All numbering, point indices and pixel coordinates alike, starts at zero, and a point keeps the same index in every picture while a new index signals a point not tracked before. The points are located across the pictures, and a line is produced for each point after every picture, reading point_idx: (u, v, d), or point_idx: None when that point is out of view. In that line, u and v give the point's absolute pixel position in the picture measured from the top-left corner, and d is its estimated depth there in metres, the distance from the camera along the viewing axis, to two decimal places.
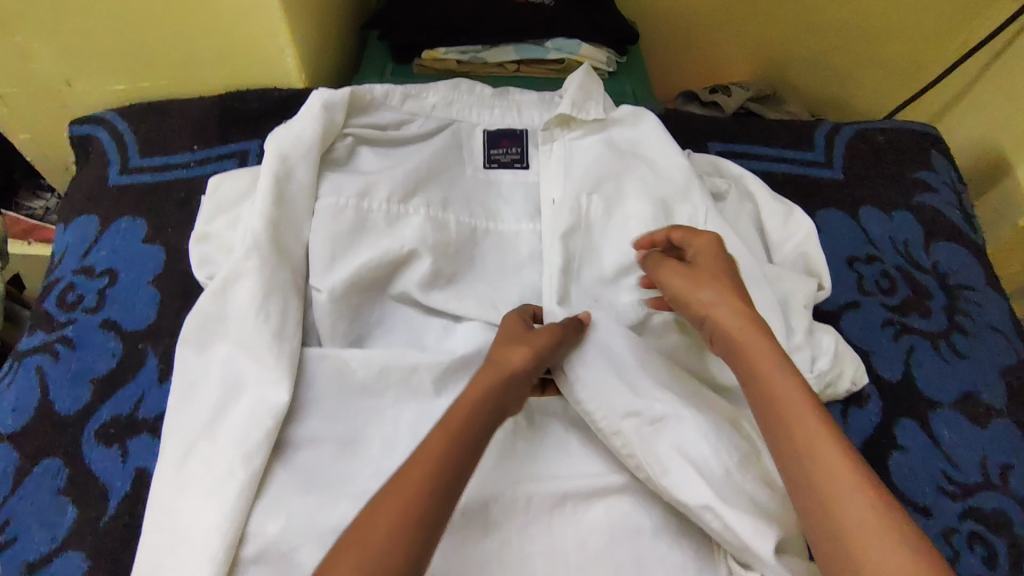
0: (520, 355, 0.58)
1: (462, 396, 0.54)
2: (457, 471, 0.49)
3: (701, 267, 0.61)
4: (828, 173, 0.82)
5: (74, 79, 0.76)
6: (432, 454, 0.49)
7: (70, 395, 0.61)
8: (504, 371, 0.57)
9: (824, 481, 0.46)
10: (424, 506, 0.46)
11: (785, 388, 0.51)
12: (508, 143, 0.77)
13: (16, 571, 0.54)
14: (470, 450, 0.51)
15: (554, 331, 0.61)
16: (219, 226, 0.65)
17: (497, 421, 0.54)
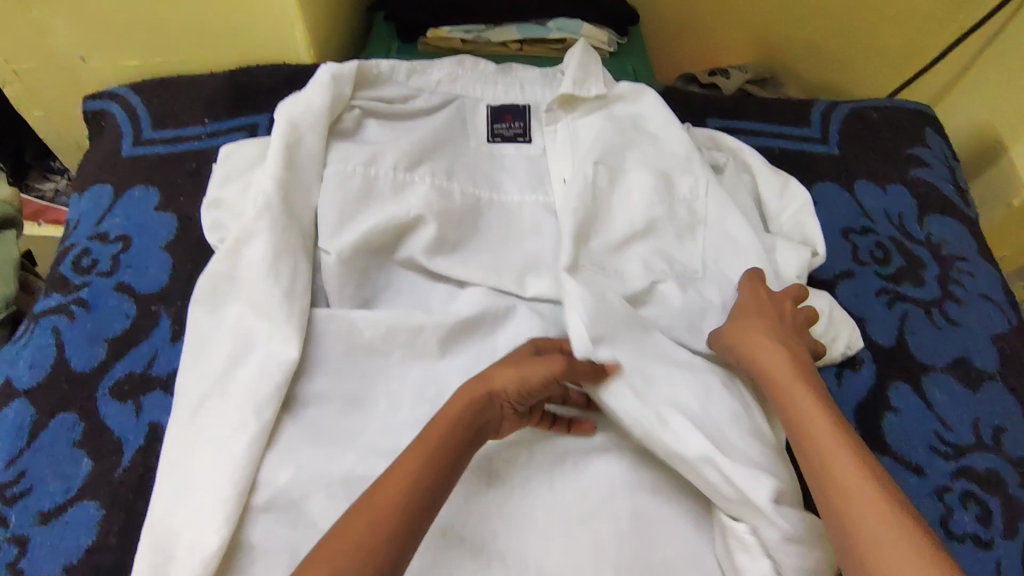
0: (506, 382, 0.55)
1: (439, 414, 0.53)
2: (430, 495, 0.49)
3: (738, 305, 0.64)
4: (824, 149, 0.84)
5: (88, 55, 0.78)
6: (406, 475, 0.49)
7: (85, 353, 0.63)
8: (482, 394, 0.54)
9: (849, 506, 0.49)
10: (396, 525, 0.47)
11: (810, 413, 0.55)
12: (511, 118, 0.79)
13: (31, 519, 0.55)
14: (441, 477, 0.50)
15: (555, 365, 0.56)
16: (231, 191, 0.67)
17: (469, 446, 0.53)
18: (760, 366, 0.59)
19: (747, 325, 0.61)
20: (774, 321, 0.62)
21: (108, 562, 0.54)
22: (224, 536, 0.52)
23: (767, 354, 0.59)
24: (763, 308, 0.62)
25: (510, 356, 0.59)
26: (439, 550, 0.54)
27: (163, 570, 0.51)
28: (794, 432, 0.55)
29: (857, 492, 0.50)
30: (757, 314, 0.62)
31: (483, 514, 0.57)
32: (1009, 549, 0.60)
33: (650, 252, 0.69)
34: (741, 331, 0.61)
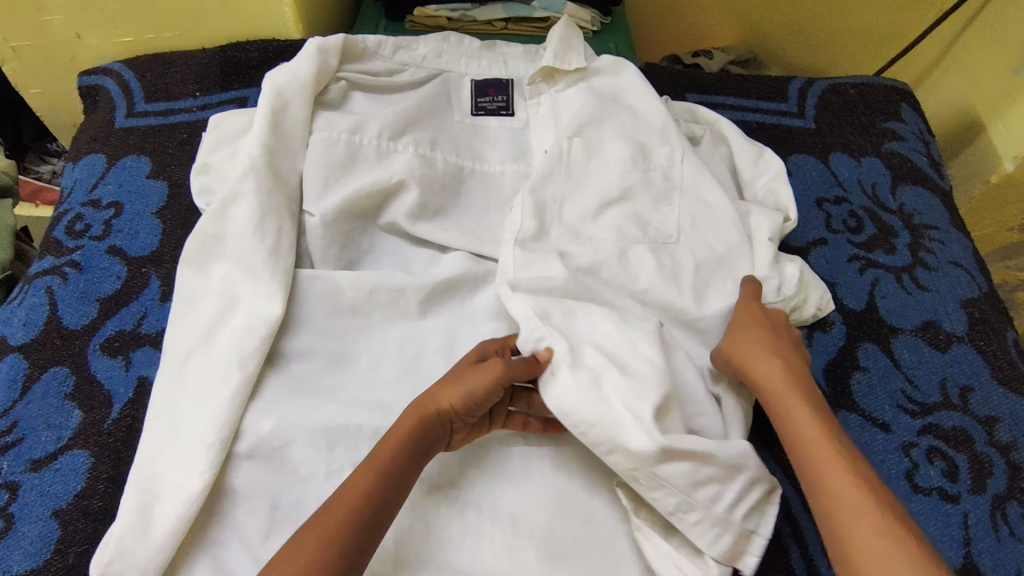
0: (449, 399, 0.55)
1: (391, 431, 0.53)
2: (378, 512, 0.50)
3: (734, 322, 0.63)
4: (800, 123, 0.87)
5: (84, 32, 0.80)
6: (357, 492, 0.49)
7: (77, 311, 0.65)
8: (428, 412, 0.54)
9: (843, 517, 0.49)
10: (344, 543, 0.47)
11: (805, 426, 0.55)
12: (494, 92, 0.81)
13: (22, 467, 0.57)
14: (393, 495, 0.51)
15: (493, 371, 0.55)
16: (219, 157, 0.69)
17: (418, 463, 0.53)
18: (755, 376, 0.58)
19: (742, 335, 0.61)
20: (767, 331, 0.61)
21: (97, 507, 0.56)
22: (208, 479, 0.54)
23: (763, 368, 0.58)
24: (756, 319, 0.62)
25: (451, 371, 0.58)
26: (417, 495, 0.56)
27: (148, 511, 0.53)
28: (791, 441, 0.55)
29: (851, 502, 0.49)
30: (752, 325, 0.62)
31: (458, 460, 0.59)
32: (976, 503, 0.62)
33: (626, 215, 0.70)
34: (735, 342, 0.61)
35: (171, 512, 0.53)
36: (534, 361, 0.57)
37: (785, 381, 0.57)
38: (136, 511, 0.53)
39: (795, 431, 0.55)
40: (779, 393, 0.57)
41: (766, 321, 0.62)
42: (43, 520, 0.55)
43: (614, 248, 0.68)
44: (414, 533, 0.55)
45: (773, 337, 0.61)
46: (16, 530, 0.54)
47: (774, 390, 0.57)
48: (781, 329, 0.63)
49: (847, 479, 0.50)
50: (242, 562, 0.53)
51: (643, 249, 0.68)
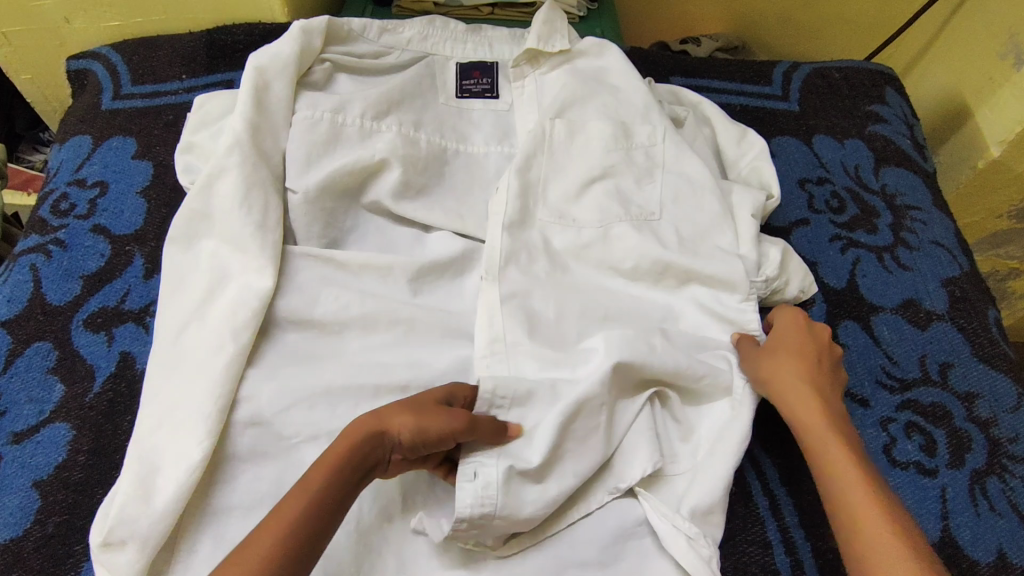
0: (402, 422, 0.51)
1: (330, 446, 0.50)
2: (310, 543, 0.46)
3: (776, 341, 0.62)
4: (784, 105, 0.87)
5: (72, 16, 0.81)
6: (283, 520, 0.46)
7: (61, 287, 0.66)
8: (371, 432, 0.51)
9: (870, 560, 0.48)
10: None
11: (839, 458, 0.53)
12: (479, 75, 0.82)
13: (4, 439, 0.58)
14: (324, 526, 0.47)
15: (456, 420, 0.52)
16: (203, 136, 0.70)
17: (353, 486, 0.49)
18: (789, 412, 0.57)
19: (774, 362, 0.60)
20: (801, 357, 0.60)
21: (77, 478, 0.57)
22: (207, 448, 0.54)
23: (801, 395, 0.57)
24: (792, 348, 0.61)
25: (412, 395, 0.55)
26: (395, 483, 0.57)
27: (146, 481, 0.53)
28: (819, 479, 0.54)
29: (881, 543, 0.48)
30: (793, 355, 0.60)
31: None
32: (954, 478, 0.62)
33: (609, 193, 0.70)
34: (772, 370, 0.59)
35: (171, 483, 0.53)
36: (500, 429, 0.55)
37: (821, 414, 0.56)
38: (129, 481, 0.53)
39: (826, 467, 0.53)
40: (813, 432, 0.56)
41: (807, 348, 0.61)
42: (24, 491, 0.56)
43: (596, 228, 0.69)
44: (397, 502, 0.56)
45: (812, 364, 0.60)
46: None
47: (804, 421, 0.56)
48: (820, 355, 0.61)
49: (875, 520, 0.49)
50: (238, 530, 0.54)
51: (626, 228, 0.68)
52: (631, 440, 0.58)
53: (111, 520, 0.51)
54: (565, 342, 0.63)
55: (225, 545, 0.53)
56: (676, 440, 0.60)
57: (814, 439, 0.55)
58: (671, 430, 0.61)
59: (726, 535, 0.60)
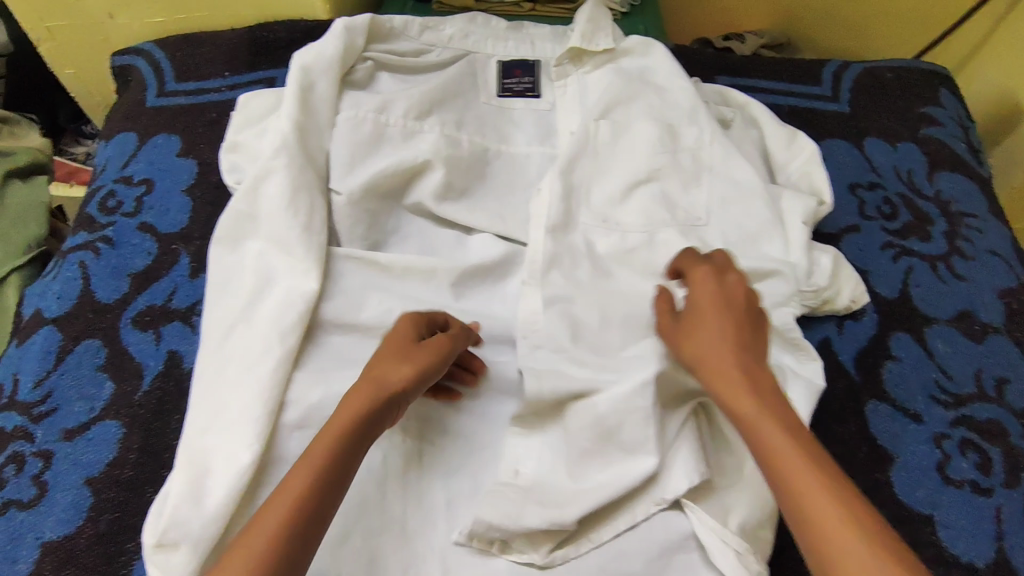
0: (395, 369, 0.53)
1: (334, 417, 0.50)
2: (319, 513, 0.47)
3: (695, 304, 0.55)
4: (835, 107, 0.84)
5: (116, 12, 0.81)
6: (291, 493, 0.46)
7: (110, 285, 0.67)
8: (380, 392, 0.51)
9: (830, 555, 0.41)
10: (281, 545, 0.44)
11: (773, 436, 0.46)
12: (520, 73, 0.81)
13: (56, 436, 0.59)
14: (320, 502, 0.46)
15: (440, 347, 0.55)
16: (248, 136, 0.70)
17: (363, 448, 0.50)
18: (716, 389, 0.51)
19: (695, 336, 0.53)
20: (722, 321, 0.53)
21: (127, 476, 0.58)
22: (256, 452, 0.54)
23: (725, 367, 0.51)
24: (709, 313, 0.54)
25: (389, 341, 0.55)
26: (439, 492, 0.57)
27: (197, 483, 0.53)
28: (765, 464, 0.47)
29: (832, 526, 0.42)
30: (711, 326, 0.53)
31: (487, 441, 0.61)
32: (1010, 498, 0.60)
33: (654, 197, 0.69)
34: (696, 347, 0.53)
35: (222, 486, 0.53)
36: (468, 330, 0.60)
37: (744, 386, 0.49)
38: (181, 480, 0.54)
39: (767, 450, 0.46)
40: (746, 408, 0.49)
41: (727, 305, 0.54)
42: (76, 488, 0.57)
43: (641, 233, 0.67)
44: (441, 509, 0.57)
45: (733, 323, 0.53)
46: (51, 497, 0.56)
47: (734, 398, 0.49)
48: (739, 307, 0.54)
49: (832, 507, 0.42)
50: None
51: (673, 234, 0.67)
52: (677, 450, 0.56)
53: (164, 521, 0.52)
54: (608, 350, 0.62)
55: None
56: (721, 453, 0.58)
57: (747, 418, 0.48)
58: (713, 443, 0.59)
59: (774, 551, 0.59)
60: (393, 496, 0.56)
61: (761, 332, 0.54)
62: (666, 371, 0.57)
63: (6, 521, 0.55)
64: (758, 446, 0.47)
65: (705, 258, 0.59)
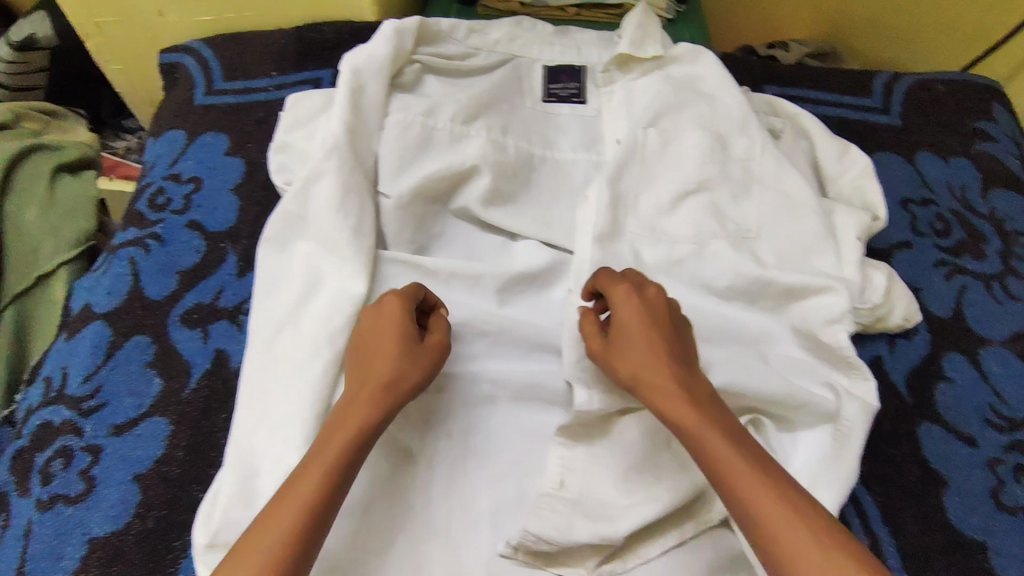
0: (393, 366, 0.53)
1: (349, 419, 0.51)
2: (330, 511, 0.48)
3: (622, 322, 0.55)
4: (885, 119, 0.83)
5: (165, 10, 0.81)
6: (309, 492, 0.47)
7: (159, 282, 0.67)
8: (395, 393, 0.52)
9: (785, 556, 0.45)
10: (297, 542, 0.46)
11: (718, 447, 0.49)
12: (566, 79, 0.80)
13: (105, 431, 0.60)
14: (331, 500, 0.48)
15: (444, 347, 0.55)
16: (297, 136, 0.70)
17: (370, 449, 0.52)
18: (656, 404, 0.52)
19: (628, 356, 0.54)
20: (651, 337, 0.54)
21: (175, 473, 0.58)
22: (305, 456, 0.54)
23: (663, 382, 0.52)
24: (637, 331, 0.54)
25: (386, 339, 0.54)
26: (484, 501, 0.57)
27: (248, 484, 0.54)
28: (710, 472, 0.50)
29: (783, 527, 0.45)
30: (641, 343, 0.54)
31: (531, 448, 0.59)
32: None
33: (703, 208, 0.68)
34: (631, 366, 0.53)
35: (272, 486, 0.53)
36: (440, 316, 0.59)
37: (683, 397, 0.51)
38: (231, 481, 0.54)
39: (712, 461, 0.49)
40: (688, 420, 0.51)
41: (653, 320, 0.55)
42: (125, 484, 0.57)
43: (690, 244, 0.66)
44: (486, 519, 0.56)
45: (661, 337, 0.54)
46: (99, 492, 0.57)
47: (674, 412, 0.51)
48: (664, 321, 0.55)
49: (777, 508, 0.46)
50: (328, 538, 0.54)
51: (723, 246, 0.66)
52: None
53: (215, 521, 0.52)
54: None
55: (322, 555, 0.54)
56: None
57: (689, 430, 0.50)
58: None
59: None
60: (439, 503, 0.56)
61: (685, 338, 0.56)
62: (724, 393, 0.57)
63: (55, 516, 0.56)
64: (707, 459, 0.49)
65: (619, 276, 0.58)
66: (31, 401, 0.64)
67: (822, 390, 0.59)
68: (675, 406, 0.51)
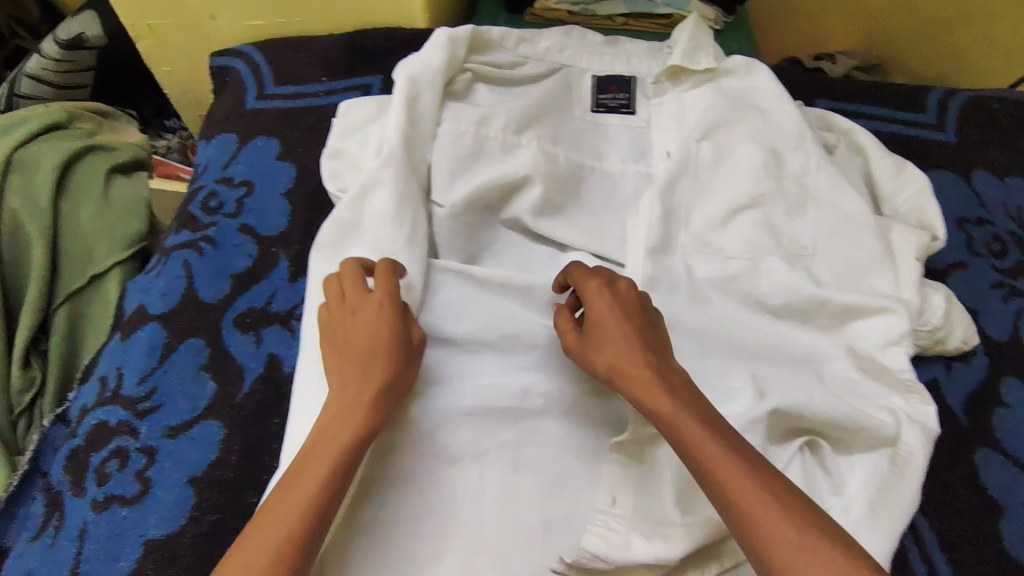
0: (386, 370, 0.53)
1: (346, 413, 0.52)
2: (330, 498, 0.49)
3: (595, 315, 0.56)
4: (940, 136, 0.82)
5: (217, 13, 0.82)
6: (311, 484, 0.49)
7: (213, 285, 0.68)
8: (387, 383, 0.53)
9: (765, 539, 0.45)
10: (300, 531, 0.47)
11: (695, 435, 0.50)
12: (616, 89, 0.80)
13: (160, 433, 0.60)
14: (332, 489, 0.49)
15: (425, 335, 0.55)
16: (351, 143, 0.70)
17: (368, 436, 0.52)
18: (632, 396, 0.53)
19: (604, 351, 0.55)
20: (624, 328, 0.55)
21: (229, 477, 0.59)
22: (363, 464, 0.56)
23: (637, 374, 0.53)
24: (610, 326, 0.55)
25: (374, 328, 0.54)
26: (535, 516, 0.56)
27: None
28: (688, 460, 0.50)
29: (760, 511, 0.46)
30: (613, 336, 0.55)
31: (582, 464, 0.59)
32: None
33: (758, 223, 0.67)
34: (607, 361, 0.55)
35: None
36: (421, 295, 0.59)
37: (657, 387, 0.52)
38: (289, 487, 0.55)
39: (688, 448, 0.50)
40: (663, 411, 0.51)
41: (624, 313, 0.56)
42: (180, 486, 0.58)
43: (744, 262, 0.66)
44: (538, 534, 0.56)
45: (633, 328, 0.55)
46: (154, 494, 0.57)
47: (651, 401, 0.52)
48: (636, 313, 0.56)
49: (754, 493, 0.47)
50: (383, 547, 0.55)
51: (777, 263, 0.65)
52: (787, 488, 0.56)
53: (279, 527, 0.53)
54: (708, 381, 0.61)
55: (378, 562, 0.55)
56: (827, 493, 0.57)
57: (667, 422, 0.51)
58: (821, 483, 0.57)
59: None
60: (490, 514, 0.56)
61: (657, 326, 0.57)
62: (779, 414, 0.57)
63: (110, 516, 0.57)
64: (683, 448, 0.50)
65: (592, 271, 0.60)
66: (85, 400, 0.65)
67: (881, 413, 0.58)
68: (647, 396, 0.52)
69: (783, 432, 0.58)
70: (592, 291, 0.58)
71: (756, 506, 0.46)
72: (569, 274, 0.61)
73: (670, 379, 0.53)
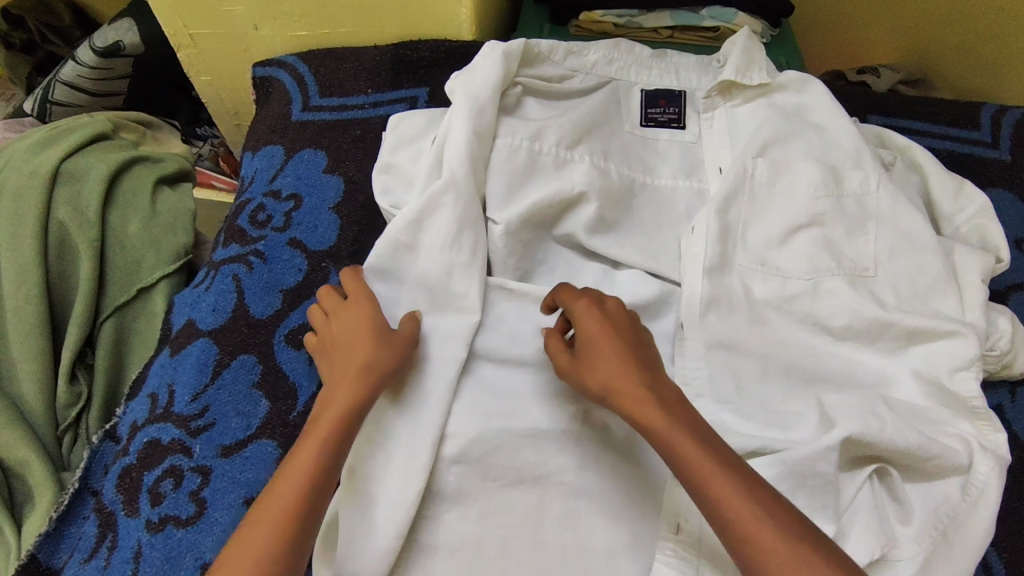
0: (368, 379, 0.53)
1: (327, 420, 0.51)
2: (312, 506, 0.47)
3: (584, 331, 0.55)
4: (994, 154, 0.81)
5: (261, 24, 0.80)
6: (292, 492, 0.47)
7: (263, 300, 0.67)
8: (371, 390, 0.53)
9: (761, 555, 0.44)
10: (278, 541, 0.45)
11: (691, 451, 0.48)
12: (665, 103, 0.78)
13: (214, 452, 0.59)
14: (313, 499, 0.48)
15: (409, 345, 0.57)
16: (403, 158, 0.70)
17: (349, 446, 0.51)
18: (627, 411, 0.51)
19: (597, 366, 0.53)
20: (613, 343, 0.54)
21: None
22: (422, 486, 0.54)
23: (630, 388, 0.51)
24: (602, 341, 0.54)
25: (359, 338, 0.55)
26: (597, 541, 0.55)
27: (369, 513, 0.54)
28: (680, 475, 0.48)
29: (755, 528, 0.45)
30: (604, 350, 0.54)
31: (642, 488, 0.57)
32: None
33: (817, 242, 0.66)
34: (601, 376, 0.53)
35: (392, 517, 0.54)
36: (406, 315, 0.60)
37: (651, 401, 0.50)
38: (349, 511, 0.54)
39: (683, 462, 0.48)
40: (658, 425, 0.49)
41: (613, 329, 0.55)
42: (236, 508, 0.57)
43: (803, 284, 0.64)
44: (600, 560, 0.55)
45: (625, 344, 0.54)
46: (209, 515, 0.57)
47: (647, 415, 0.50)
48: (624, 329, 0.56)
49: (749, 508, 0.45)
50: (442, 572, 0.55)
51: (839, 283, 0.64)
52: (856, 520, 0.55)
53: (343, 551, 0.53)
54: (770, 405, 0.60)
55: None
56: (896, 522, 0.56)
57: (661, 436, 0.49)
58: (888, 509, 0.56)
59: None
60: (551, 538, 0.56)
61: (644, 342, 0.56)
62: (851, 440, 0.55)
63: (166, 538, 0.56)
64: (679, 464, 0.48)
65: (580, 291, 0.59)
66: (135, 416, 0.64)
67: (952, 439, 0.57)
68: (641, 410, 0.50)
69: (850, 459, 0.57)
70: (581, 308, 0.57)
71: (750, 522, 0.45)
72: (557, 293, 0.60)
73: (664, 394, 0.51)
